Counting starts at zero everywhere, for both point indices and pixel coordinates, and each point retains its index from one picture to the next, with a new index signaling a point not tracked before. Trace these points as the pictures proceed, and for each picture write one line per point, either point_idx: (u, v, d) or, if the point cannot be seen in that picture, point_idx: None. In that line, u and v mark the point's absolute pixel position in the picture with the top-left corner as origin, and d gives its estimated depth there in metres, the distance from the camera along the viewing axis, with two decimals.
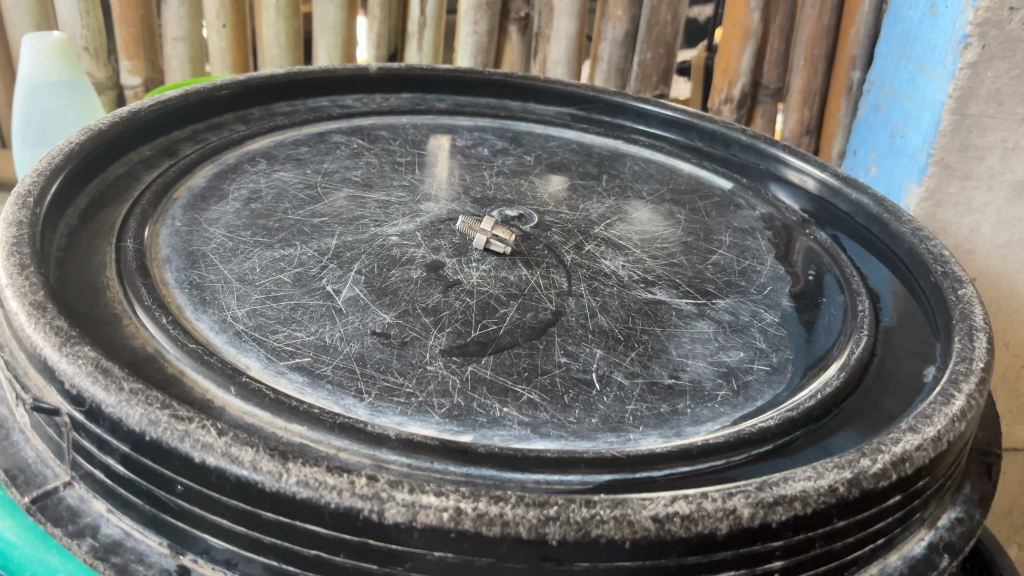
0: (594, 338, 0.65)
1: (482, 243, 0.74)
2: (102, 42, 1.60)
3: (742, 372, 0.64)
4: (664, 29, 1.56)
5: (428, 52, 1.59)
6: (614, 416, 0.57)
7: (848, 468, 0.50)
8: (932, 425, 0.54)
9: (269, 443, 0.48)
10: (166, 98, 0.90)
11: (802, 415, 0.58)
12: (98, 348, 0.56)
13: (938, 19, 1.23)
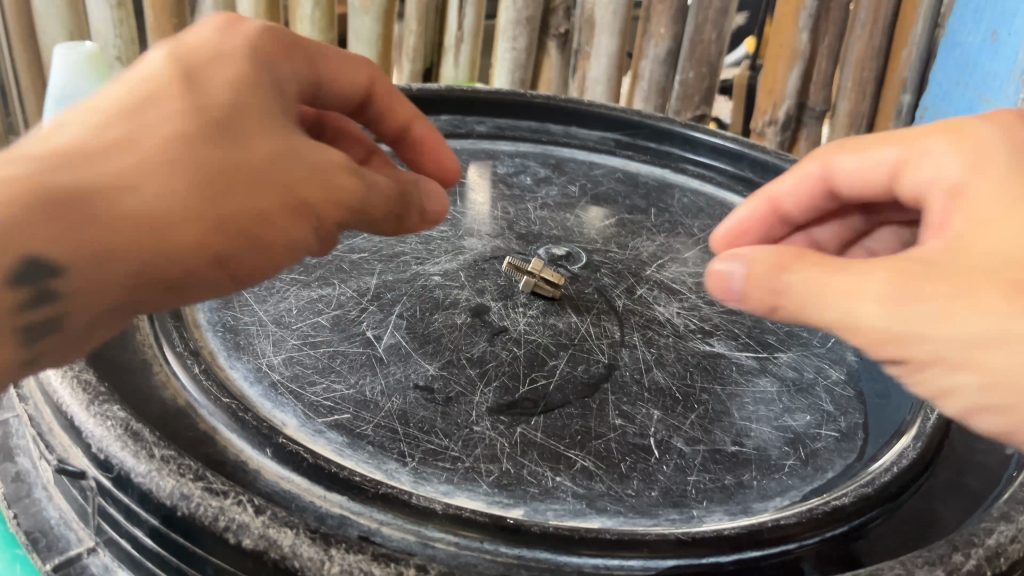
0: (650, 398, 0.61)
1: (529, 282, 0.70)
2: (134, 52, 1.53)
3: (809, 439, 0.59)
4: (707, 48, 1.51)
5: (465, 67, 1.54)
6: (675, 490, 0.53)
7: (940, 564, 0.45)
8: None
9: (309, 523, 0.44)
10: None
11: (878, 492, 0.53)
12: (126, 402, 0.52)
13: (999, 47, 1.19)
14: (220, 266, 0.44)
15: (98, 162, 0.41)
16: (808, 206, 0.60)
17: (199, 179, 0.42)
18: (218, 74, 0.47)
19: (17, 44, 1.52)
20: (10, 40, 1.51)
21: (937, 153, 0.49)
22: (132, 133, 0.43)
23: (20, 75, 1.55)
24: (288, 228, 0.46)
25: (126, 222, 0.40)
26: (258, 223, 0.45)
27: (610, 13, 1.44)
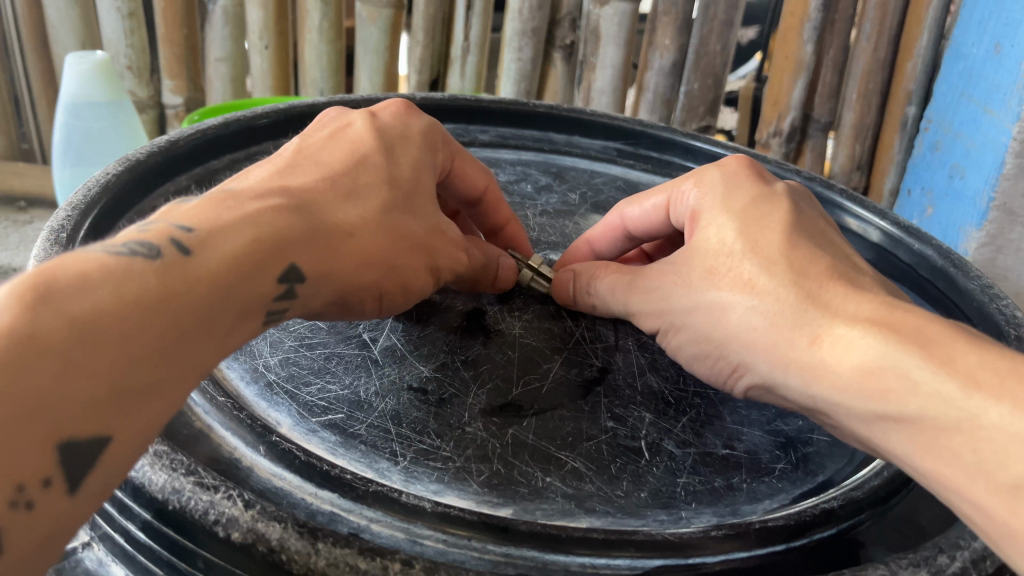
0: (643, 401, 0.61)
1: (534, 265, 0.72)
2: (146, 61, 1.55)
3: (801, 443, 0.60)
4: (712, 59, 1.52)
5: (471, 77, 1.56)
6: (664, 491, 0.54)
7: (924, 567, 0.45)
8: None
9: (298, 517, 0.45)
10: (205, 127, 0.88)
11: (868, 494, 0.54)
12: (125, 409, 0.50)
13: (1002, 59, 1.19)
14: (377, 303, 0.59)
15: (332, 208, 0.54)
16: (613, 248, 0.73)
17: (382, 238, 0.56)
18: (408, 155, 0.62)
19: (30, 52, 1.54)
20: (23, 49, 1.54)
21: (688, 192, 0.66)
22: (358, 189, 0.57)
23: (33, 83, 1.58)
24: (419, 286, 0.61)
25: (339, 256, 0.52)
26: (403, 277, 0.59)
27: (615, 24, 1.45)
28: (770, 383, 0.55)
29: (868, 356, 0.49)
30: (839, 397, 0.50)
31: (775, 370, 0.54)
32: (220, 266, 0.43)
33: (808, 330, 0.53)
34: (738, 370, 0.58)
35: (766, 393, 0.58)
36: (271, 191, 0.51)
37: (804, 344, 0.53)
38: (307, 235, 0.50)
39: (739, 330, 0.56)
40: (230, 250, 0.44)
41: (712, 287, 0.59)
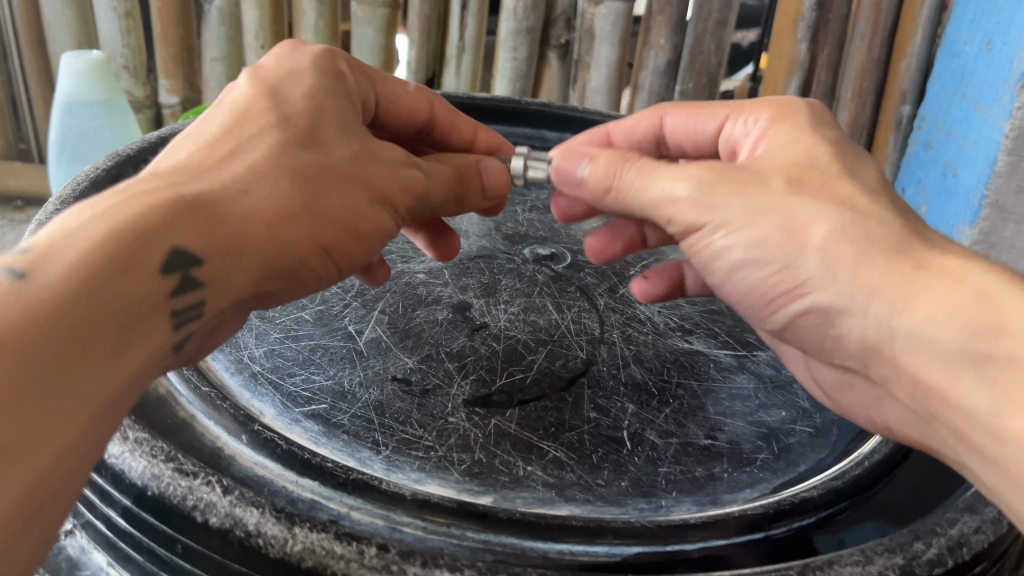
0: (626, 392, 0.61)
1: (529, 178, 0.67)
2: (142, 60, 1.55)
3: (783, 433, 0.60)
4: (706, 59, 1.52)
5: (466, 76, 1.56)
6: (645, 481, 0.54)
7: (900, 553, 0.45)
8: (992, 505, 0.50)
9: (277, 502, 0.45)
10: (196, 123, 0.88)
11: (848, 484, 0.54)
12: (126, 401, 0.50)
13: (995, 56, 1.19)
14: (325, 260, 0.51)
15: (219, 175, 0.47)
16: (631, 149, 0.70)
17: (291, 181, 0.49)
18: (297, 91, 0.55)
19: (25, 52, 1.54)
20: (20, 49, 1.54)
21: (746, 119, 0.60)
22: (241, 146, 0.50)
23: (30, 83, 1.58)
24: (371, 222, 0.53)
25: (239, 217, 0.46)
26: (341, 214, 0.51)
27: (609, 23, 1.46)
28: (843, 314, 0.48)
29: (982, 290, 0.44)
30: (945, 333, 0.44)
31: (858, 294, 0.47)
32: (71, 269, 0.38)
33: (915, 257, 0.46)
34: (801, 290, 0.49)
35: (817, 323, 0.50)
36: (146, 180, 0.45)
37: (909, 269, 0.46)
38: (185, 212, 0.43)
39: (827, 243, 0.48)
40: (97, 250, 0.39)
41: (799, 195, 0.50)
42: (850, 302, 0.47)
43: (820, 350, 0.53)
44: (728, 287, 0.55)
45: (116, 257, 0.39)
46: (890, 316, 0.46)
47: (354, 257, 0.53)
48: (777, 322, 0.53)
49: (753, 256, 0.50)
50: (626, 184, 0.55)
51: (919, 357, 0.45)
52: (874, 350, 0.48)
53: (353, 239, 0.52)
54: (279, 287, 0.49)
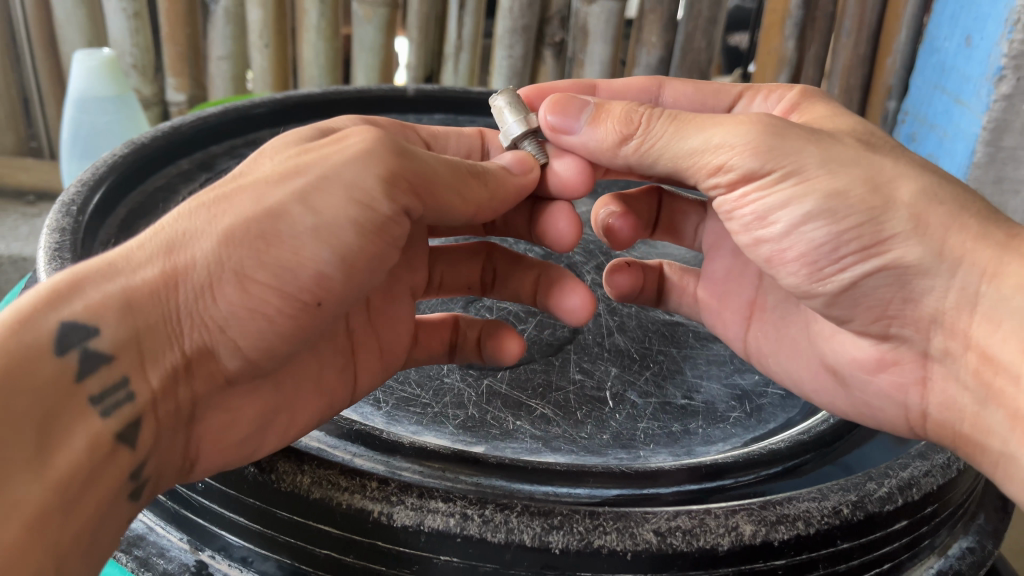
0: (610, 357, 0.66)
1: (516, 137, 0.63)
2: (150, 59, 1.60)
3: (756, 395, 0.64)
4: (698, 56, 1.57)
5: (464, 74, 1.61)
6: (625, 434, 0.58)
7: (853, 491, 0.49)
8: (942, 451, 0.54)
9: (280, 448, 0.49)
10: (207, 114, 0.93)
11: (813, 437, 0.58)
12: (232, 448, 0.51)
13: (973, 50, 1.24)
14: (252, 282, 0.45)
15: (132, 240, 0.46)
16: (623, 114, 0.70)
17: (192, 218, 0.45)
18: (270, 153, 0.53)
19: (37, 52, 1.59)
20: (32, 48, 1.59)
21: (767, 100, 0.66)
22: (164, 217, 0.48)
23: (41, 82, 1.63)
24: (301, 228, 0.45)
25: (135, 270, 0.44)
26: (252, 225, 0.45)
27: (602, 22, 1.51)
28: (923, 275, 0.50)
29: None
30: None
31: (947, 257, 0.50)
32: None
33: (1007, 227, 0.51)
34: (883, 246, 0.50)
35: (883, 283, 0.52)
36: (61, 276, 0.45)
37: (1001, 236, 0.50)
38: (78, 287, 0.42)
39: (918, 201, 0.50)
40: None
41: (874, 154, 0.52)
42: (936, 262, 0.50)
43: (876, 312, 0.54)
44: (783, 247, 0.54)
45: (7, 346, 0.40)
46: (978, 282, 0.50)
47: (291, 271, 0.46)
48: (835, 283, 0.54)
49: (828, 206, 0.50)
50: (660, 138, 0.55)
51: (1001, 321, 0.49)
52: (945, 318, 0.52)
53: (276, 250, 0.45)
54: (218, 333, 0.46)
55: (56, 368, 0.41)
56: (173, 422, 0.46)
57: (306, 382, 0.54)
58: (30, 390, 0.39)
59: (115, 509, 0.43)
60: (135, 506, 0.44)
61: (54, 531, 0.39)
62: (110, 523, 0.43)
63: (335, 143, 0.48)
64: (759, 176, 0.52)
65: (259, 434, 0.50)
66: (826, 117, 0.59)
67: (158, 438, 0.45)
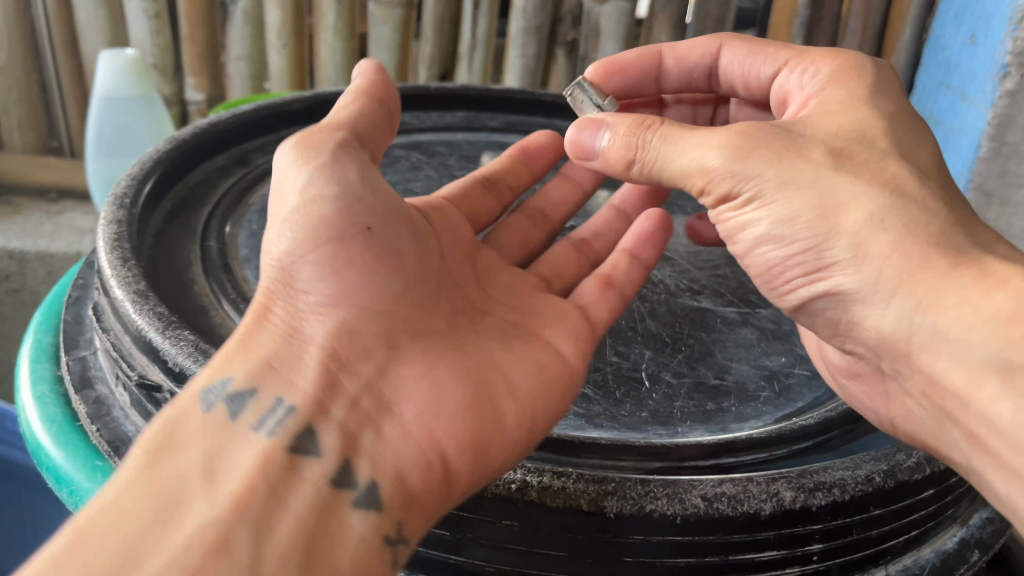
0: (643, 340, 0.69)
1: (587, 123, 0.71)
2: (169, 59, 1.63)
3: (784, 375, 0.68)
4: None
5: (478, 73, 1.64)
6: (662, 412, 0.61)
7: (885, 461, 0.53)
8: (912, 453, 0.54)
9: (466, 409, 0.52)
10: (241, 111, 0.96)
11: (840, 415, 0.61)
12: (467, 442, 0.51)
13: (978, 48, 1.27)
14: (356, 246, 0.53)
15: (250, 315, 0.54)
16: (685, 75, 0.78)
17: (275, 251, 0.54)
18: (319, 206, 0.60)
19: (60, 53, 1.63)
20: (54, 49, 1.62)
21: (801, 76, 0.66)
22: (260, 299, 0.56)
23: (62, 82, 1.66)
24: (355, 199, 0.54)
25: (258, 329, 0.52)
26: (327, 212, 0.53)
27: (614, 22, 1.54)
28: (861, 302, 0.53)
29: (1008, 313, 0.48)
30: (974, 335, 0.48)
31: (882, 287, 0.52)
32: (125, 482, 0.45)
33: (952, 254, 0.50)
34: (824, 272, 0.54)
35: (832, 305, 0.56)
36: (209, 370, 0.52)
37: (943, 266, 0.50)
38: (222, 365, 0.51)
39: (859, 230, 0.52)
40: (158, 443, 0.47)
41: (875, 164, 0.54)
42: (873, 291, 0.52)
43: (830, 329, 0.58)
44: (746, 263, 0.60)
45: (167, 432, 0.47)
46: (913, 312, 0.51)
47: (359, 211, 0.54)
48: (792, 300, 0.59)
49: (780, 231, 0.55)
50: (654, 154, 0.59)
51: (939, 352, 0.50)
52: (889, 345, 0.54)
53: (354, 211, 0.54)
54: (357, 305, 0.53)
55: (214, 424, 0.48)
56: (373, 435, 0.50)
57: (489, 366, 0.56)
58: (186, 455, 0.47)
59: (340, 526, 0.46)
60: (385, 518, 0.47)
61: (245, 557, 0.43)
62: (348, 546, 0.46)
63: (300, 172, 0.54)
64: (729, 199, 0.57)
65: (477, 422, 0.52)
66: (829, 112, 0.58)
67: (363, 454, 0.49)
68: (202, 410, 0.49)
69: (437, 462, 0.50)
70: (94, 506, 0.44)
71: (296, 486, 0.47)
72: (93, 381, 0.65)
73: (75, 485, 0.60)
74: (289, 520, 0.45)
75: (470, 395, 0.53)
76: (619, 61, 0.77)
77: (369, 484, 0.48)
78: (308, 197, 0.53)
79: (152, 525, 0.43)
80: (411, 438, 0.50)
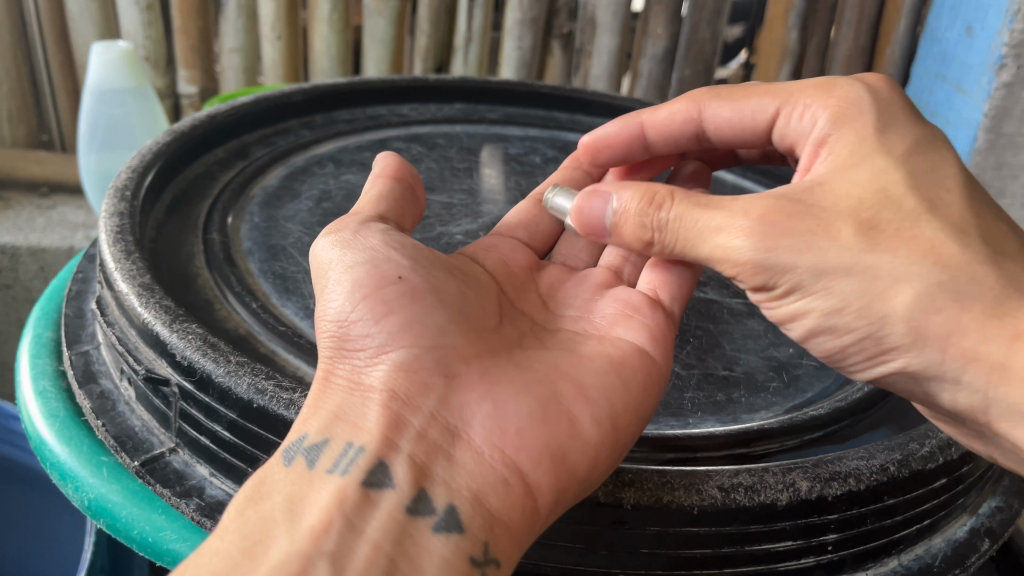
0: None
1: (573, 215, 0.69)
2: (162, 52, 1.61)
3: (792, 366, 0.67)
4: (702, 47, 1.59)
5: (474, 65, 1.63)
6: (673, 403, 0.61)
7: (898, 450, 0.53)
8: (923, 443, 0.54)
9: (538, 417, 0.50)
10: (240, 103, 0.95)
11: (850, 405, 0.61)
12: (545, 453, 0.49)
13: (974, 40, 1.27)
14: (396, 289, 0.52)
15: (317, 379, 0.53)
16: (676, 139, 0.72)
17: (323, 313, 0.53)
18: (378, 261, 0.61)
19: (50, 46, 1.61)
20: (44, 42, 1.60)
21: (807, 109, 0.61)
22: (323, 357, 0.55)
23: (52, 75, 1.64)
24: (391, 246, 0.54)
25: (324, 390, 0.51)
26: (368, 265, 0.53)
27: (610, 14, 1.54)
28: (934, 379, 0.53)
29: None
30: None
31: (947, 362, 0.52)
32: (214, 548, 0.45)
33: (1011, 326, 0.50)
34: (887, 355, 0.54)
35: (903, 378, 0.56)
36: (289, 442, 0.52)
37: (1004, 341, 0.50)
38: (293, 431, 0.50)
39: (914, 314, 0.51)
40: (242, 509, 0.47)
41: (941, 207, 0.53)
42: (941, 369, 0.52)
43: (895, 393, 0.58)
44: (796, 332, 0.59)
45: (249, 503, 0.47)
46: (986, 388, 0.51)
47: (392, 253, 0.54)
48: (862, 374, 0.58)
49: (837, 315, 0.54)
50: (678, 228, 0.56)
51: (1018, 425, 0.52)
52: (963, 414, 0.55)
53: (390, 257, 0.53)
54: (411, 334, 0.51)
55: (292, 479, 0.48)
56: (445, 462, 0.49)
57: (557, 373, 0.54)
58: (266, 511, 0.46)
59: (419, 548, 0.46)
60: (466, 539, 0.46)
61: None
62: (430, 568, 0.45)
63: (339, 253, 0.54)
64: (769, 287, 0.55)
65: (549, 432, 0.50)
66: (844, 167, 0.55)
67: (436, 481, 0.48)
68: (285, 464, 0.49)
69: (515, 477, 0.49)
70: (187, 562, 0.44)
71: (372, 515, 0.46)
72: (97, 376, 0.64)
73: (78, 481, 0.59)
74: (365, 547, 0.45)
75: (538, 404, 0.51)
76: (604, 138, 0.73)
77: (447, 509, 0.47)
78: (347, 270, 0.53)
79: (236, 566, 0.43)
80: (485, 459, 0.49)
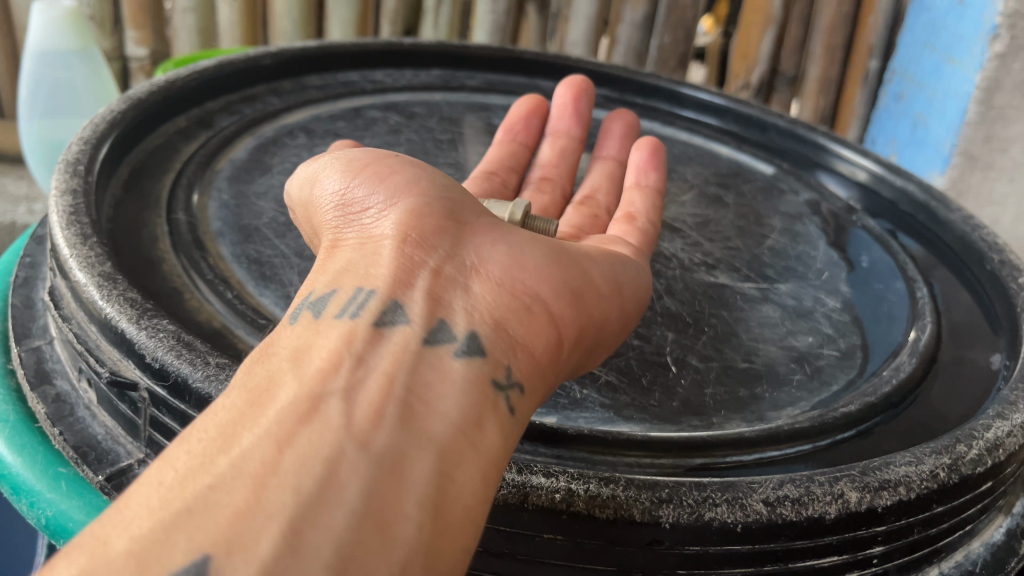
0: (663, 321, 0.64)
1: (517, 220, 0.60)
2: (108, 10, 1.51)
3: (814, 357, 0.63)
4: (684, 12, 1.53)
5: (444, 28, 1.56)
6: (694, 400, 0.56)
7: (946, 453, 0.48)
8: (972, 445, 0.50)
9: (550, 259, 0.50)
10: (201, 67, 0.87)
11: (881, 400, 0.57)
12: (564, 291, 0.49)
13: (966, 9, 1.23)
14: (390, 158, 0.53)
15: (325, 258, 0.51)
16: None
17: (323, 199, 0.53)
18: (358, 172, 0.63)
19: None
20: None
21: None
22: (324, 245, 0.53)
23: None
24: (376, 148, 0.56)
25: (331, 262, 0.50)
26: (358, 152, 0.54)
27: None
28: None
29: None
30: None
31: None
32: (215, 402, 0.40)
33: None
34: None
35: None
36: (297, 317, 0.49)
37: None
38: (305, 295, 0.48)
39: None
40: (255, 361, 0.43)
41: None
42: None
43: None
44: None
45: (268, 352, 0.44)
46: None
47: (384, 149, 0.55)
48: None
49: None
50: None
51: None
52: None
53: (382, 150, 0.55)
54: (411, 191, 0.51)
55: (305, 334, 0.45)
56: (462, 295, 0.47)
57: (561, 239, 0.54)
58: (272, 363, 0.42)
59: (440, 372, 0.43)
60: (489, 362, 0.44)
61: (338, 419, 0.38)
62: (452, 392, 0.42)
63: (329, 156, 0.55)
64: None
65: (566, 272, 0.50)
66: None
67: (453, 308, 0.46)
68: (290, 324, 0.46)
69: (535, 310, 0.47)
70: (192, 423, 0.39)
71: (383, 347, 0.43)
72: (51, 375, 0.57)
73: (33, 496, 0.53)
74: (377, 379, 0.41)
75: (552, 249, 0.51)
76: None
77: (467, 335, 0.45)
78: (343, 159, 0.54)
79: (246, 415, 0.39)
80: (502, 290, 0.47)
